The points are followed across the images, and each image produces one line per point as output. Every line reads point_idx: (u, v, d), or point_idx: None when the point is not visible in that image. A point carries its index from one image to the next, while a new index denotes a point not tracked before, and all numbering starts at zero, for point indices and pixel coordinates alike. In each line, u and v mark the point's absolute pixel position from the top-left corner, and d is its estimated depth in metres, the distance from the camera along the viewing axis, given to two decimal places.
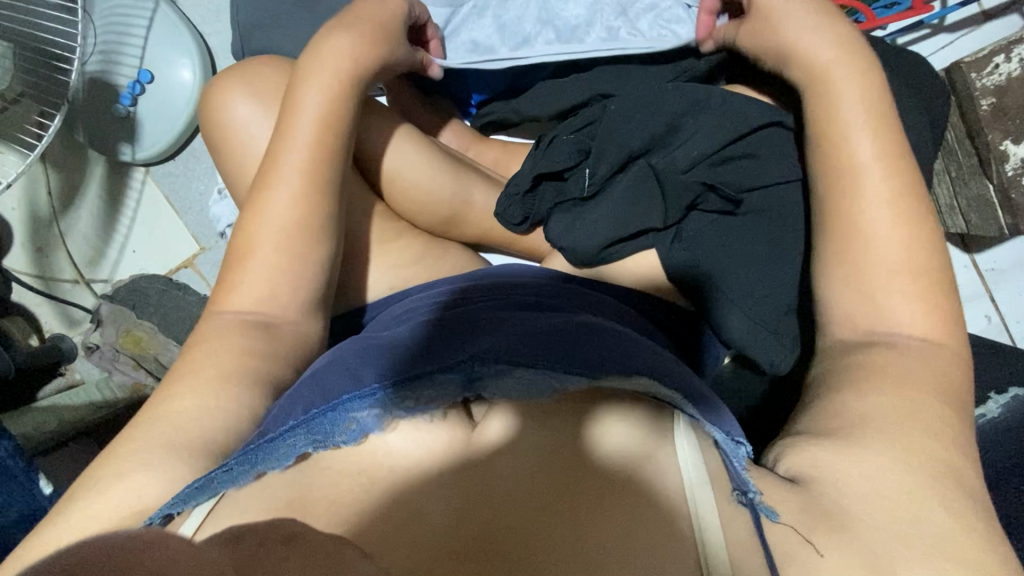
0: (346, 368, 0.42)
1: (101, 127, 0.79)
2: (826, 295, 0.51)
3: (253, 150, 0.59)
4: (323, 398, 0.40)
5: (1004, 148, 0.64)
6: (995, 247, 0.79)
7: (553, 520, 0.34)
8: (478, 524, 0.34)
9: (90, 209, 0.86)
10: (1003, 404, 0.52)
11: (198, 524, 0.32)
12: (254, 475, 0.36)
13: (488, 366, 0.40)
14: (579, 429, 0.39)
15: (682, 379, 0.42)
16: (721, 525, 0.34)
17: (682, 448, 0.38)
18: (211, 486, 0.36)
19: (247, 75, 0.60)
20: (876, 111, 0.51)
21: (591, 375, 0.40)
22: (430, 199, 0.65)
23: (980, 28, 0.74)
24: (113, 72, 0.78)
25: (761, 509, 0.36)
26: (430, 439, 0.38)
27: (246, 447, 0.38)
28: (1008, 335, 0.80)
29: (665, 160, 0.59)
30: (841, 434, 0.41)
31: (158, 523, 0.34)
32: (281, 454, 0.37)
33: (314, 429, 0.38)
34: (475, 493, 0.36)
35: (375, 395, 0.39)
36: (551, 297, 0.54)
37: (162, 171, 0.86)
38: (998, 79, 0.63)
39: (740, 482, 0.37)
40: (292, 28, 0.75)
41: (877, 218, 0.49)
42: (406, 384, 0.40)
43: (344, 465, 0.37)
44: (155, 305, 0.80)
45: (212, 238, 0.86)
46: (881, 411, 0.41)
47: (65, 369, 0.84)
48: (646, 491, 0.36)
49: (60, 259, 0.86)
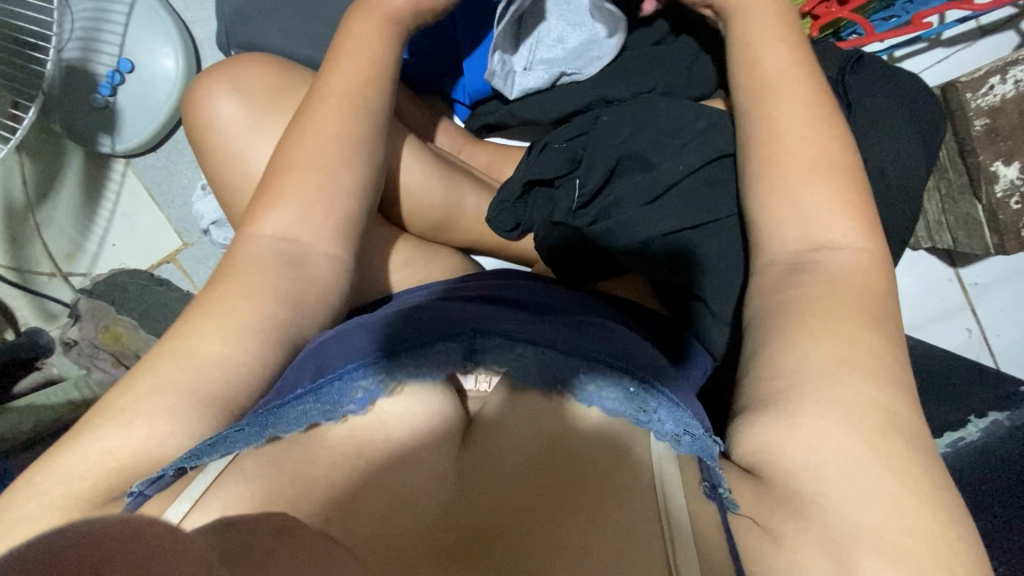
0: (356, 341, 0.44)
1: (77, 116, 0.76)
2: (769, 246, 0.48)
3: (237, 149, 0.57)
4: (330, 367, 0.42)
5: (995, 169, 0.64)
6: (979, 262, 0.80)
7: (544, 524, 0.36)
8: (463, 533, 0.36)
9: (68, 201, 0.83)
10: (983, 429, 0.51)
11: (185, 513, 0.32)
12: (266, 438, 0.38)
13: (492, 342, 0.45)
14: (571, 420, 0.42)
15: (665, 371, 0.45)
16: (689, 520, 0.35)
17: (660, 440, 0.40)
18: (224, 446, 0.37)
19: (233, 71, 0.58)
20: (807, 100, 0.49)
21: (585, 356, 0.44)
22: (419, 201, 0.64)
23: (977, 43, 0.74)
24: (91, 59, 0.74)
25: (726, 504, 0.37)
26: (428, 424, 0.42)
27: (256, 411, 0.40)
28: (986, 347, 0.82)
29: (647, 179, 0.57)
30: (782, 405, 0.40)
31: (172, 475, 0.36)
32: (293, 419, 0.39)
33: (322, 398, 0.40)
34: (466, 495, 0.39)
35: (384, 368, 0.42)
36: (548, 292, 0.55)
37: (144, 163, 0.84)
38: (993, 100, 0.62)
39: (712, 476, 0.38)
40: (281, 21, 0.71)
41: (820, 187, 0.47)
42: (411, 351, 0.43)
43: (344, 446, 0.39)
44: (136, 300, 0.80)
45: (195, 233, 0.85)
46: (820, 361, 0.40)
47: (40, 364, 0.82)
48: (624, 488, 0.38)
49: (37, 252, 0.84)
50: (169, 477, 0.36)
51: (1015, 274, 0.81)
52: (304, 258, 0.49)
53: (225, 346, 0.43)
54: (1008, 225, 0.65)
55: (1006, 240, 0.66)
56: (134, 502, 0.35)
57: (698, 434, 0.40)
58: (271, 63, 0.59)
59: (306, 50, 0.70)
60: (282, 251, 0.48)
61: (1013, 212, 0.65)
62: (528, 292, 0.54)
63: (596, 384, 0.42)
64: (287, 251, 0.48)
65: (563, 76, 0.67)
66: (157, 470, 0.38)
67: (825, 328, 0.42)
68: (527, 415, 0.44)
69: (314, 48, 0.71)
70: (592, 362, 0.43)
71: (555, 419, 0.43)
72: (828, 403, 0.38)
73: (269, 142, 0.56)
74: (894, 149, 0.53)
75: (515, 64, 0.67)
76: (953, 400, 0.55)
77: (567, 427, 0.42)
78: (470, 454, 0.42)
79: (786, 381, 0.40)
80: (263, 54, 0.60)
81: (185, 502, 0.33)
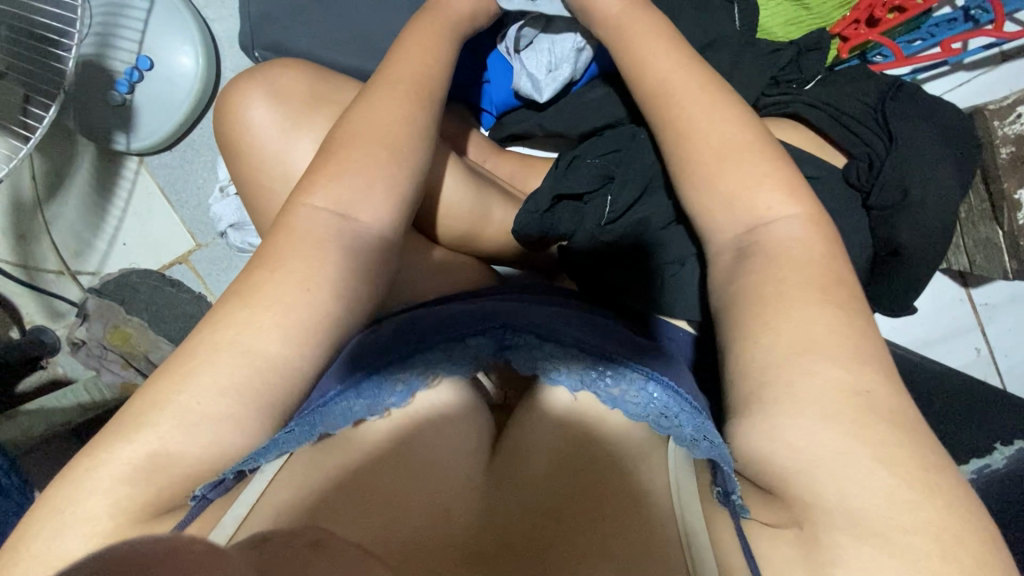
0: (391, 344, 0.46)
1: (93, 113, 0.74)
2: (717, 232, 0.47)
3: (268, 156, 0.56)
4: (367, 366, 0.45)
5: (1019, 197, 0.64)
6: (989, 283, 0.81)
7: (567, 526, 0.37)
8: (486, 536, 0.36)
9: (78, 199, 0.81)
10: (1008, 456, 0.53)
11: (232, 533, 0.31)
12: (316, 436, 0.39)
13: (521, 338, 0.47)
14: (594, 421, 0.43)
15: (682, 378, 0.47)
16: (706, 526, 0.34)
17: (678, 444, 0.39)
18: (279, 447, 0.37)
19: (266, 76, 0.57)
20: None
21: (607, 359, 0.46)
22: (447, 212, 0.63)
23: (999, 67, 0.75)
24: (109, 56, 0.73)
25: (739, 510, 0.35)
26: (451, 415, 0.44)
27: (301, 414, 0.41)
28: (994, 367, 0.83)
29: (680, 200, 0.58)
30: (758, 407, 0.38)
31: (232, 478, 0.36)
32: (340, 417, 0.41)
33: (363, 394, 0.42)
34: (494, 496, 0.40)
35: (420, 365, 0.45)
36: (568, 300, 0.56)
37: (158, 162, 0.82)
38: (1019, 128, 0.63)
39: (725, 481, 0.36)
40: (308, 23, 0.70)
41: None
42: (446, 342, 0.47)
43: (380, 442, 0.41)
44: (148, 299, 0.78)
45: (209, 235, 0.83)
46: (781, 353, 0.39)
47: (45, 363, 0.81)
48: (644, 495, 0.38)
49: (45, 249, 0.82)
50: (230, 481, 0.36)
51: None
52: (355, 245, 0.45)
53: (268, 349, 0.40)
54: None
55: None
56: (198, 506, 0.35)
57: (716, 440, 0.38)
58: (304, 69, 0.58)
59: (335, 55, 0.69)
60: (334, 234, 0.44)
61: None
62: (549, 298, 0.56)
63: (623, 389, 0.44)
64: (343, 229, 0.45)
65: (581, 53, 0.66)
66: (218, 473, 0.38)
67: (781, 315, 0.40)
68: (549, 409, 0.45)
69: (341, 51, 0.70)
70: (614, 360, 0.46)
71: (575, 417, 0.44)
72: (802, 404, 0.37)
73: (300, 150, 0.56)
74: (933, 177, 0.53)
75: (536, 75, 0.68)
76: (976, 427, 0.56)
77: (590, 426, 0.43)
78: (501, 464, 0.43)
79: (758, 379, 0.39)
80: (295, 59, 0.59)
81: (243, 505, 0.33)
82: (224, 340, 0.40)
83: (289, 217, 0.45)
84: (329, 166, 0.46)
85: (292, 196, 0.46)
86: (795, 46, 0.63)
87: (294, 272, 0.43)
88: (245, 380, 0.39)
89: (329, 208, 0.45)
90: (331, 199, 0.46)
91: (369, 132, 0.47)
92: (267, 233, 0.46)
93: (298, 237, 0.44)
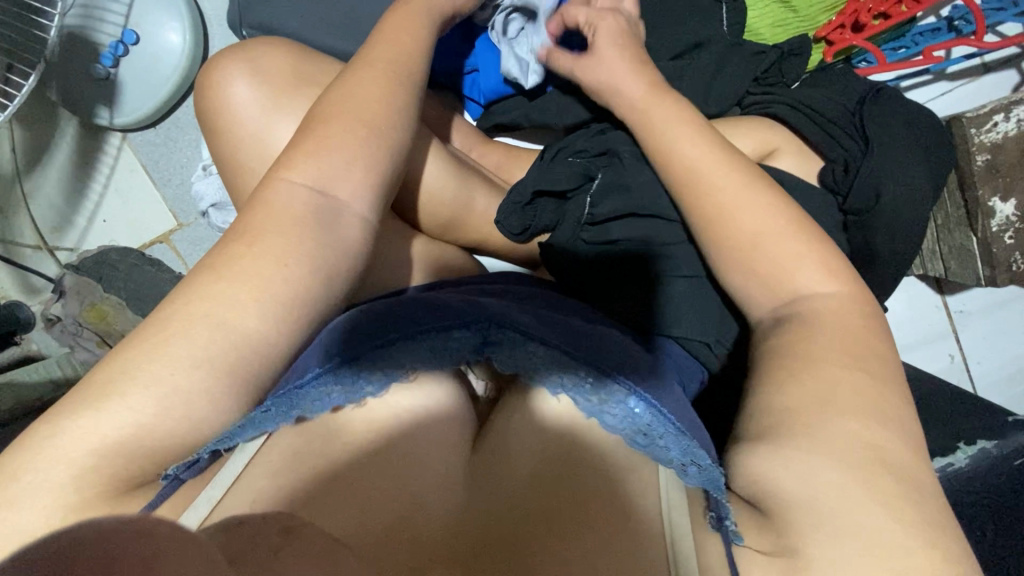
0: (372, 328, 0.43)
1: (76, 86, 0.74)
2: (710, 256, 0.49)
3: (249, 133, 0.56)
4: (345, 348, 0.42)
5: (992, 205, 0.66)
6: (965, 290, 0.83)
7: (544, 533, 0.37)
8: (469, 538, 0.36)
9: (59, 173, 0.80)
10: (971, 455, 0.54)
11: (203, 517, 0.32)
12: (291, 420, 0.39)
13: (507, 335, 0.45)
14: (581, 430, 0.42)
15: (669, 388, 0.46)
16: (695, 551, 0.34)
17: (666, 466, 0.39)
18: (254, 426, 0.37)
19: (251, 54, 0.56)
20: None
21: (598, 368, 0.43)
22: (430, 197, 0.63)
23: (980, 78, 0.76)
24: (94, 29, 0.73)
25: (731, 536, 0.35)
26: (427, 409, 0.43)
27: (276, 392, 0.39)
28: (967, 374, 0.85)
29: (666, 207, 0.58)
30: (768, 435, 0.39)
31: (206, 459, 0.36)
32: (317, 401, 0.40)
33: (341, 379, 0.41)
34: (474, 494, 0.40)
35: (400, 356, 0.43)
36: (557, 299, 0.55)
37: (142, 139, 0.81)
38: (996, 137, 0.64)
39: (718, 507, 0.36)
40: (297, 3, 0.70)
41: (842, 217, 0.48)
42: (430, 330, 0.44)
43: (353, 435, 0.40)
44: (125, 277, 0.77)
45: (192, 214, 0.83)
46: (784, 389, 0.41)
47: (20, 339, 0.78)
48: (628, 507, 0.37)
49: (22, 223, 0.81)
50: (204, 462, 0.36)
51: (998, 305, 0.83)
52: (332, 224, 0.44)
53: (239, 323, 0.40)
54: (1001, 258, 0.68)
55: (997, 272, 0.68)
56: (169, 486, 0.35)
57: (705, 466, 0.38)
58: (289, 49, 0.58)
59: (321, 36, 0.69)
60: (310, 209, 0.44)
61: (1005, 246, 0.67)
62: (541, 296, 0.54)
63: (604, 400, 0.42)
64: (319, 205, 0.45)
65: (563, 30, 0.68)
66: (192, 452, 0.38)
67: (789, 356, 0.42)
68: (536, 418, 0.44)
69: (330, 33, 0.69)
70: (600, 367, 0.43)
71: (562, 426, 0.43)
72: None
73: (281, 129, 0.55)
74: (904, 182, 0.54)
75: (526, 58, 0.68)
76: (941, 428, 0.57)
77: (576, 435, 0.42)
78: (481, 460, 0.42)
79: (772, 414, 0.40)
80: (281, 39, 0.59)
81: (216, 490, 0.34)
82: (194, 315, 0.39)
83: (266, 192, 0.45)
84: (309, 144, 0.46)
85: (268, 174, 0.46)
86: (779, 49, 0.64)
87: (269, 246, 0.42)
88: (213, 352, 0.39)
89: (306, 187, 0.45)
90: (309, 177, 0.45)
91: (351, 115, 0.47)
92: (243, 207, 0.46)
93: (275, 212, 0.44)
